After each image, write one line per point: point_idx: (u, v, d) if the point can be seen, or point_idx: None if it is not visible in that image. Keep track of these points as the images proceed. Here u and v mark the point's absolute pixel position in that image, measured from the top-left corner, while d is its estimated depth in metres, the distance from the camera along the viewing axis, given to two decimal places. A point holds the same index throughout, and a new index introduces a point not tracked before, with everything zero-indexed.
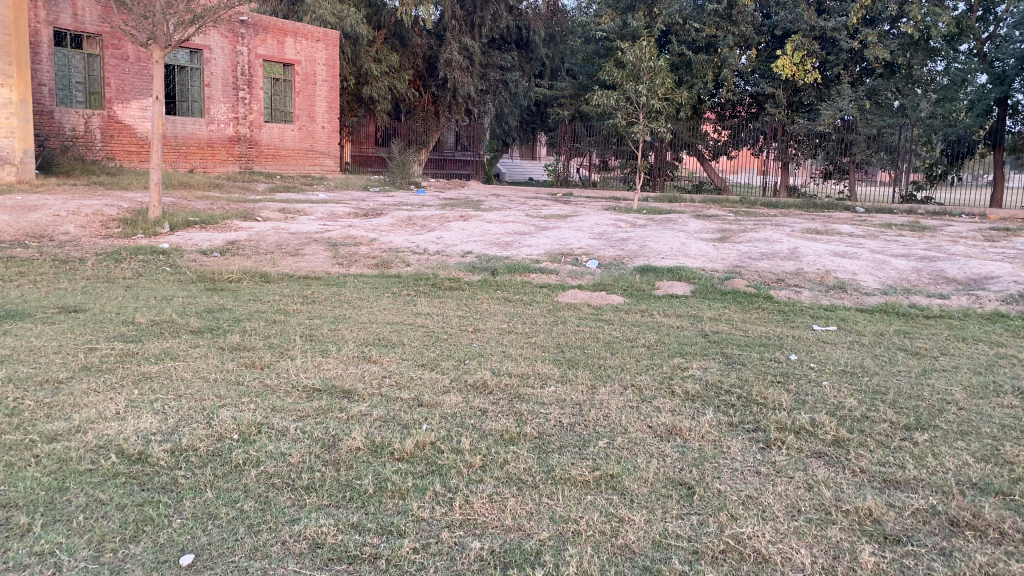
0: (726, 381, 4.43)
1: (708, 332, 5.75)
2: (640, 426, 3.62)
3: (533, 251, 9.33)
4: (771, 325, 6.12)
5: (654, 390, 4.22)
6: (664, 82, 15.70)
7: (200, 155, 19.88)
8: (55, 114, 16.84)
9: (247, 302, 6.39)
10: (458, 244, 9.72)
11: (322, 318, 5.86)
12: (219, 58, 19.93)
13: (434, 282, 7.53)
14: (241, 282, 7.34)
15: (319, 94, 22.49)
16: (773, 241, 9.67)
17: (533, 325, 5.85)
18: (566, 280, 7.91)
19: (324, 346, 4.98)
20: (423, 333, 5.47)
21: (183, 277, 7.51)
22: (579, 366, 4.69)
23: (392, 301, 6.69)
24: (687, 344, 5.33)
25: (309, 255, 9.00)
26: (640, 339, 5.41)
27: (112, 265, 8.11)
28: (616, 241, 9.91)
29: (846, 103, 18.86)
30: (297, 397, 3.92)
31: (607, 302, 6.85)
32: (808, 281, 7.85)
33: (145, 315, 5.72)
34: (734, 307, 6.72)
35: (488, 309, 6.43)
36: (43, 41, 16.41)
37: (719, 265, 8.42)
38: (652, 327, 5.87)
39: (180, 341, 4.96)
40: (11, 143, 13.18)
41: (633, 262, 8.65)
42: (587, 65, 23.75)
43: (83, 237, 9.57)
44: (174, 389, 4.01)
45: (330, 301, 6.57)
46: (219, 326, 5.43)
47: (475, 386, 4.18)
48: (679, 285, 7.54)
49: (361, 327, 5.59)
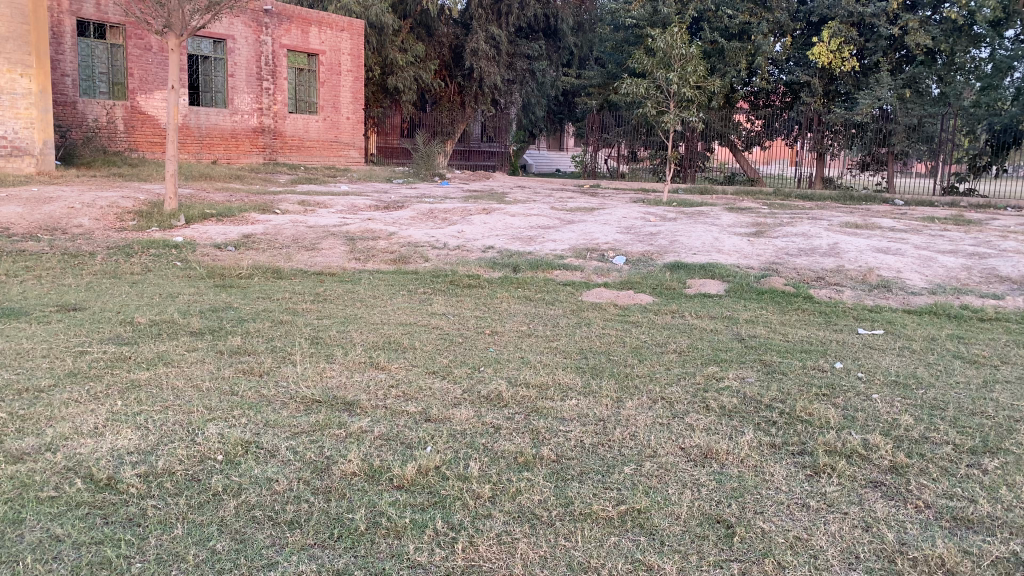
0: (764, 395, 4.04)
1: (744, 336, 5.34)
2: (671, 448, 3.25)
3: (558, 246, 8.94)
4: (812, 328, 5.69)
5: (687, 404, 3.84)
6: (696, 69, 15.21)
7: (224, 146, 19.73)
8: (78, 105, 16.75)
9: (255, 300, 6.09)
10: (479, 238, 9.37)
11: (331, 319, 5.53)
12: (244, 48, 19.72)
13: (452, 279, 7.17)
14: (253, 278, 7.05)
15: (344, 85, 22.22)
16: (811, 236, 9.19)
17: (554, 328, 5.47)
18: (591, 277, 7.52)
19: (329, 350, 4.64)
20: (436, 336, 5.12)
21: (192, 273, 7.23)
22: (603, 375, 4.30)
23: (406, 300, 6.35)
24: (722, 351, 4.93)
25: (325, 250, 8.69)
26: (671, 345, 5.02)
27: (121, 259, 7.87)
28: (645, 236, 9.49)
29: (885, 92, 18.25)
30: (294, 410, 3.58)
31: (635, 301, 6.45)
32: (850, 279, 7.38)
33: (145, 314, 5.41)
34: (771, 308, 6.28)
35: (508, 309, 6.07)
36: (66, 31, 16.31)
37: (754, 262, 7.98)
38: (683, 330, 5.48)
39: (178, 344, 4.65)
40: (31, 134, 13.03)
41: (663, 258, 8.24)
42: (616, 53, 23.23)
43: (96, 230, 9.35)
44: (163, 398, 3.70)
45: (343, 300, 6.25)
46: (221, 327, 5.11)
47: (491, 398, 3.83)
48: (712, 284, 7.12)
49: (372, 328, 5.26)
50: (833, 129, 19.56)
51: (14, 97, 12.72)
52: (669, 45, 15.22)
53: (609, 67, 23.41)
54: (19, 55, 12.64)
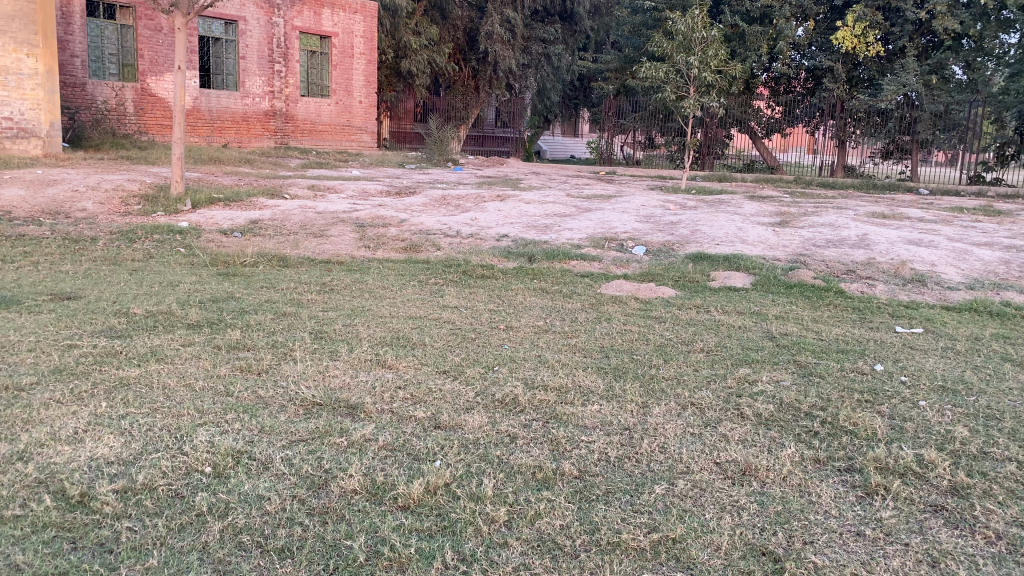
0: (802, 401, 3.72)
1: (776, 334, 5.02)
2: (705, 463, 2.96)
3: (575, 235, 8.62)
4: (846, 325, 5.35)
5: (719, 411, 3.54)
6: (718, 53, 14.80)
7: (235, 129, 19.48)
8: (88, 86, 16.51)
9: (259, 290, 5.81)
10: (494, 226, 9.06)
11: (338, 311, 5.25)
12: (255, 29, 19.42)
13: (465, 269, 6.87)
14: (257, 266, 6.77)
15: (356, 68, 21.88)
16: (839, 227, 8.82)
17: (573, 323, 5.17)
18: (610, 268, 7.19)
19: (334, 346, 4.35)
20: (448, 331, 4.82)
21: (195, 261, 6.95)
22: (627, 377, 3.99)
23: (417, 292, 6.04)
24: (753, 350, 4.62)
25: (335, 237, 8.41)
26: (698, 344, 4.70)
27: (124, 245, 7.62)
28: (664, 225, 9.16)
29: (911, 78, 17.74)
30: (291, 415, 3.30)
31: (657, 294, 6.14)
32: (882, 273, 7.03)
33: (141, 304, 5.13)
34: (801, 303, 5.94)
35: (524, 302, 5.77)
36: (76, 11, 16.05)
37: (781, 254, 7.64)
38: (710, 327, 5.16)
39: (173, 338, 4.37)
40: (38, 115, 12.80)
41: (684, 248, 7.91)
42: (634, 36, 22.78)
43: (101, 214, 9.10)
44: (152, 399, 3.42)
45: (351, 291, 5.95)
46: (221, 320, 4.83)
47: (505, 403, 3.52)
48: (737, 276, 6.79)
49: (380, 322, 4.97)
50: (856, 116, 19.07)
51: (21, 78, 12.48)
52: (689, 28, 14.78)
53: (626, 51, 22.95)
54: (26, 35, 12.38)
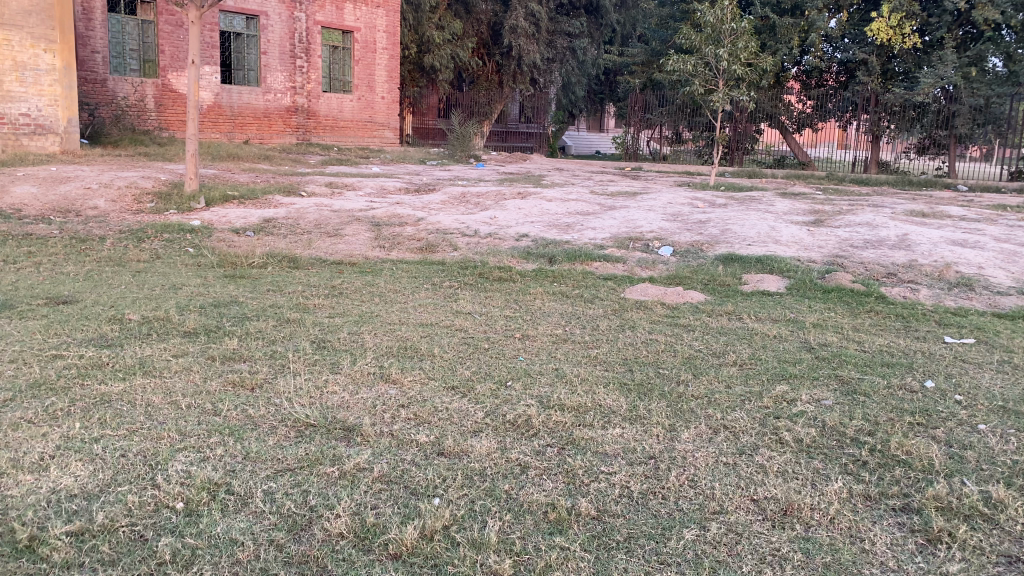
0: (847, 424, 3.36)
1: (815, 346, 4.65)
2: (742, 502, 2.61)
3: (598, 234, 8.28)
4: (889, 335, 4.96)
5: (754, 437, 3.20)
6: (748, 45, 14.35)
7: (256, 125, 19.32)
8: (108, 82, 16.41)
9: (264, 294, 5.52)
10: (513, 225, 8.74)
11: (345, 317, 4.95)
12: (277, 24, 19.25)
13: (482, 271, 6.55)
14: (265, 267, 6.49)
15: (379, 63, 21.64)
16: (876, 226, 8.39)
17: (595, 332, 4.83)
18: (634, 270, 6.84)
19: (335, 357, 4.05)
20: (460, 340, 4.50)
21: (202, 261, 6.70)
22: (652, 394, 3.65)
23: (430, 295, 5.73)
24: (790, 364, 4.26)
25: (349, 236, 8.13)
26: (729, 357, 4.34)
27: (131, 244, 7.40)
28: (692, 223, 8.77)
29: (949, 70, 17.14)
30: (280, 438, 3.00)
31: (685, 299, 5.78)
32: (925, 276, 6.60)
33: (138, 310, 4.86)
34: (839, 310, 5.55)
35: (544, 307, 5.44)
36: (97, 7, 15.96)
37: (815, 255, 7.24)
38: (743, 337, 4.80)
39: (166, 348, 4.09)
40: (55, 112, 12.65)
41: (714, 249, 7.54)
42: (661, 29, 22.32)
43: (112, 212, 8.90)
44: (131, 419, 3.13)
45: (361, 295, 5.65)
46: (221, 327, 4.55)
47: (517, 425, 3.20)
48: (771, 280, 6.41)
49: (389, 330, 4.67)
50: (891, 110, 18.46)
51: (38, 74, 12.36)
52: (718, 19, 14.34)
53: (653, 44, 22.51)
54: (43, 30, 12.25)
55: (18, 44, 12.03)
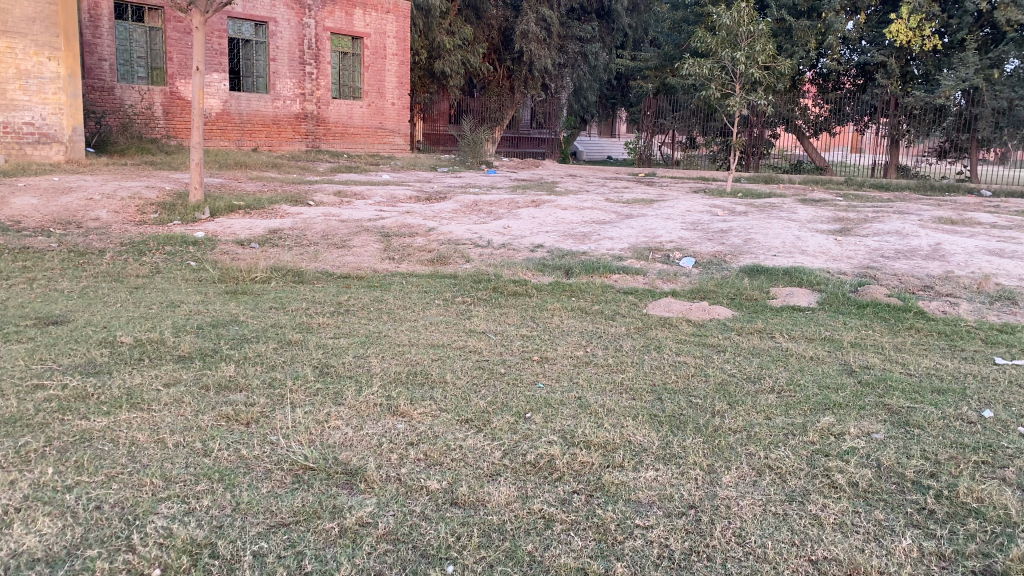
0: (905, 464, 3.01)
1: (856, 369, 4.31)
2: (799, 565, 2.30)
3: (616, 244, 7.95)
4: (934, 356, 4.60)
5: (805, 480, 2.88)
6: (765, 48, 13.99)
7: (265, 132, 19.11)
8: (116, 90, 16.22)
9: (267, 312, 5.22)
10: (527, 235, 8.43)
11: (351, 338, 4.64)
12: (286, 31, 19.03)
13: (495, 285, 6.23)
14: (269, 283, 6.19)
15: (389, 69, 21.41)
16: (906, 234, 8.03)
17: (618, 353, 4.50)
18: (655, 283, 6.52)
19: (339, 386, 3.73)
20: (473, 364, 4.18)
21: (204, 276, 6.41)
22: (686, 429, 3.33)
23: (441, 313, 5.41)
24: (833, 391, 3.92)
25: (357, 248, 7.82)
26: (766, 384, 4.01)
27: (131, 258, 7.11)
28: (714, 232, 8.44)
29: (970, 72, 16.73)
30: (276, 485, 2.70)
31: (711, 315, 5.45)
32: (963, 289, 6.24)
33: (131, 332, 4.56)
34: (877, 327, 5.20)
35: (562, 325, 5.12)
36: (104, 14, 15.78)
37: (845, 266, 6.91)
38: (777, 360, 4.46)
39: (158, 376, 3.79)
40: (60, 120, 12.43)
41: (738, 260, 7.20)
42: (675, 33, 22.00)
43: (114, 224, 8.65)
44: (112, 462, 2.83)
45: (368, 313, 5.32)
46: (218, 351, 4.24)
47: (538, 468, 2.88)
48: (801, 294, 6.06)
49: (397, 353, 4.35)
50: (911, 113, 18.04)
51: (42, 82, 12.15)
52: (735, 22, 13.99)
53: (666, 48, 22.19)
54: (47, 37, 12.04)
55: (21, 52, 11.82)
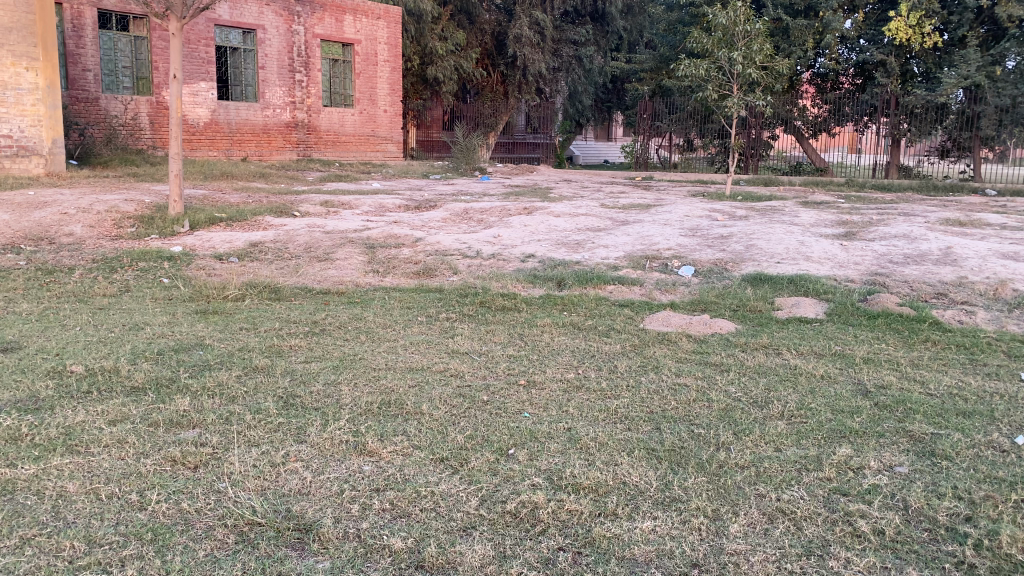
0: (937, 506, 2.65)
1: (871, 390, 3.95)
2: None
3: (611, 253, 7.60)
4: (955, 373, 4.25)
5: (823, 529, 2.52)
6: (763, 47, 13.68)
7: (256, 142, 18.77)
8: (101, 101, 15.88)
9: (235, 334, 4.86)
10: (519, 244, 8.08)
11: (323, 362, 4.29)
12: (275, 38, 18.70)
13: (483, 299, 5.89)
14: (242, 300, 5.84)
15: (381, 76, 21.11)
16: (915, 238, 7.69)
17: (612, 375, 4.14)
18: (653, 294, 6.17)
19: (302, 420, 3.38)
20: (453, 391, 3.82)
21: (175, 295, 6.05)
22: (688, 466, 2.97)
23: (424, 331, 5.06)
24: (850, 416, 3.57)
25: (340, 261, 7.47)
26: (775, 409, 3.65)
27: (101, 276, 6.77)
28: (714, 239, 8.10)
29: (972, 70, 16.45)
30: (214, 547, 2.34)
31: (712, 330, 5.10)
32: (979, 296, 5.90)
33: (83, 360, 4.20)
34: (891, 341, 4.86)
35: (553, 343, 4.77)
36: (87, 24, 15.42)
37: (852, 273, 6.56)
38: (786, 381, 4.10)
39: (103, 411, 3.43)
40: (39, 132, 12.09)
41: (740, 268, 6.85)
42: (670, 35, 21.70)
43: (89, 239, 8.29)
44: (30, 520, 2.47)
45: (345, 332, 4.98)
46: (176, 380, 3.89)
47: (519, 519, 2.53)
48: (807, 304, 5.72)
49: (372, 379, 4.00)
50: (911, 112, 17.63)
51: (20, 93, 11.75)
52: (731, 22, 13.67)
53: (661, 50, 21.90)
54: (24, 47, 11.68)
55: None
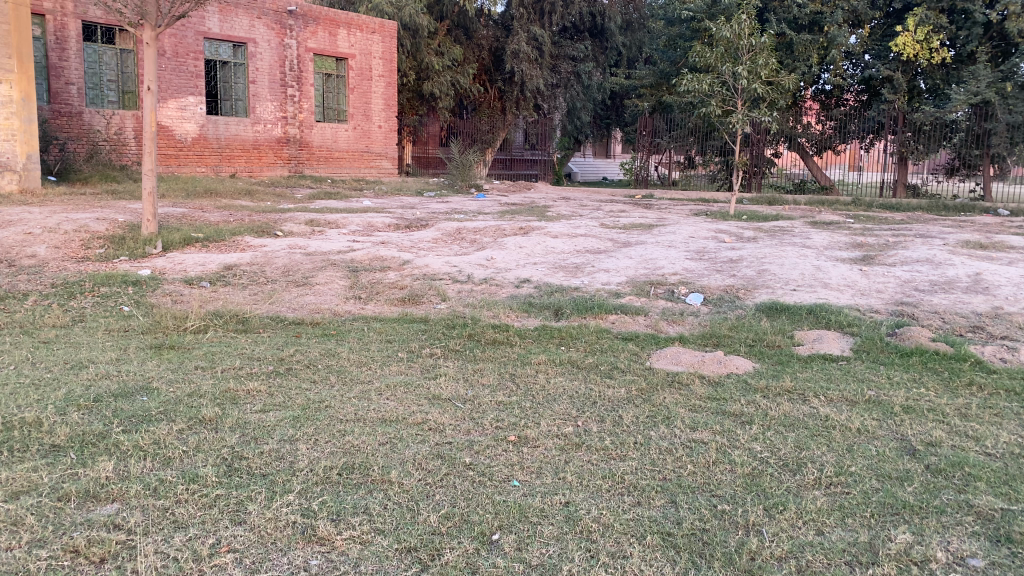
0: None
1: (919, 450, 3.38)
2: None
3: (612, 278, 7.06)
4: (1012, 425, 3.67)
5: None
6: (768, 62, 13.20)
7: (245, 157, 18.26)
8: (85, 115, 15.37)
9: (188, 376, 4.28)
10: (514, 268, 7.53)
11: (283, 412, 3.69)
12: (266, 52, 18.22)
13: (472, 331, 5.33)
14: (205, 333, 5.27)
15: (375, 91, 20.63)
16: (940, 263, 7.15)
17: (617, 429, 3.55)
18: (659, 326, 5.61)
19: (247, 492, 2.81)
20: (430, 450, 3.24)
21: (131, 326, 5.47)
22: (714, 564, 2.40)
23: (403, 370, 4.49)
24: (901, 487, 2.99)
25: (320, 286, 6.91)
26: (810, 475, 3.08)
27: (56, 303, 6.20)
28: (722, 263, 7.55)
29: (983, 85, 15.89)
30: None
31: (727, 369, 4.55)
32: (1020, 329, 5.34)
33: (4, 409, 3.61)
34: (930, 384, 4.29)
35: (548, 386, 4.19)
36: (71, 36, 14.91)
37: (876, 302, 6.02)
38: (818, 436, 3.53)
39: (5, 480, 2.84)
40: (13, 147, 11.55)
41: (753, 297, 6.30)
42: (670, 50, 21.28)
43: (52, 261, 7.72)
44: None
45: (314, 373, 4.40)
46: (105, 437, 3.29)
47: None
48: (831, 338, 5.16)
49: (336, 435, 3.41)
50: (919, 129, 17.18)
51: None
52: (735, 35, 13.20)
53: (662, 66, 21.48)
54: None
55: None
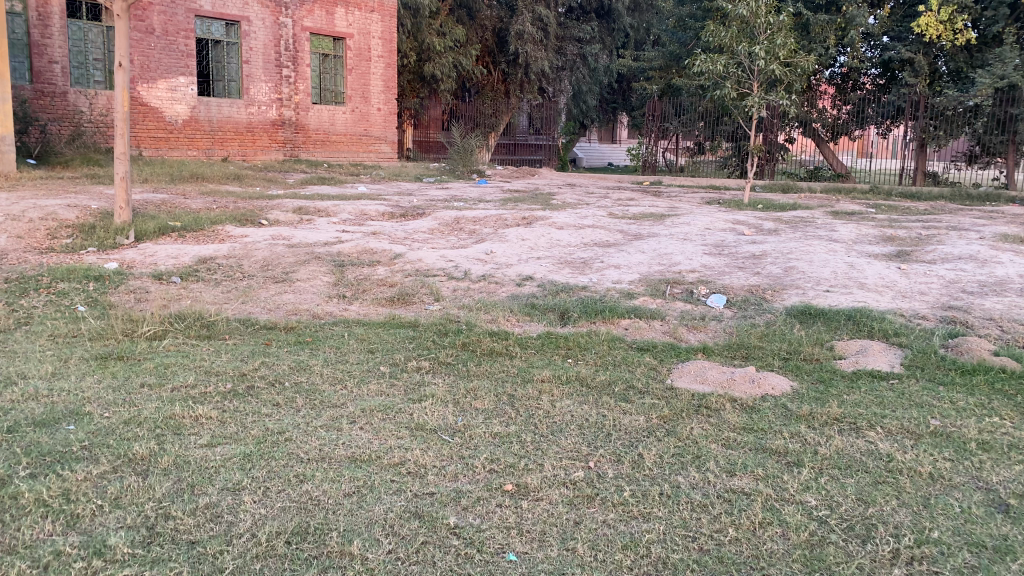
0: None
1: (1013, 505, 2.73)
2: None
3: (624, 275, 6.40)
4: None
5: None
6: (787, 41, 12.43)
7: (239, 141, 17.57)
8: (69, 95, 14.70)
9: (128, 399, 3.61)
10: (516, 263, 6.87)
11: (233, 450, 3.04)
12: (260, 31, 17.49)
13: (466, 340, 4.68)
14: (162, 341, 4.63)
15: (374, 72, 19.88)
16: (986, 261, 6.47)
17: (639, 475, 2.90)
18: (678, 333, 4.94)
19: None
20: (405, 507, 2.60)
21: (80, 330, 4.82)
22: None
23: (383, 390, 3.84)
24: (1007, 566, 2.32)
25: (301, 283, 6.25)
26: (885, 545, 2.43)
27: (3, 301, 5.57)
28: (745, 258, 6.87)
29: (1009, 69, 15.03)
30: None
31: (763, 391, 3.88)
32: None
33: None
34: (1006, 412, 3.63)
35: (553, 413, 3.54)
36: (54, 12, 14.21)
37: (923, 307, 5.34)
38: (883, 485, 2.88)
39: None
40: None
41: (783, 299, 5.63)
42: (680, 31, 20.49)
43: (12, 252, 7.08)
44: None
45: (279, 393, 3.75)
46: (4, 486, 2.66)
47: None
48: (877, 352, 4.48)
49: (292, 483, 2.76)
50: (941, 114, 16.43)
51: None
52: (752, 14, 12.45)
53: (671, 47, 20.73)
54: None
55: None
